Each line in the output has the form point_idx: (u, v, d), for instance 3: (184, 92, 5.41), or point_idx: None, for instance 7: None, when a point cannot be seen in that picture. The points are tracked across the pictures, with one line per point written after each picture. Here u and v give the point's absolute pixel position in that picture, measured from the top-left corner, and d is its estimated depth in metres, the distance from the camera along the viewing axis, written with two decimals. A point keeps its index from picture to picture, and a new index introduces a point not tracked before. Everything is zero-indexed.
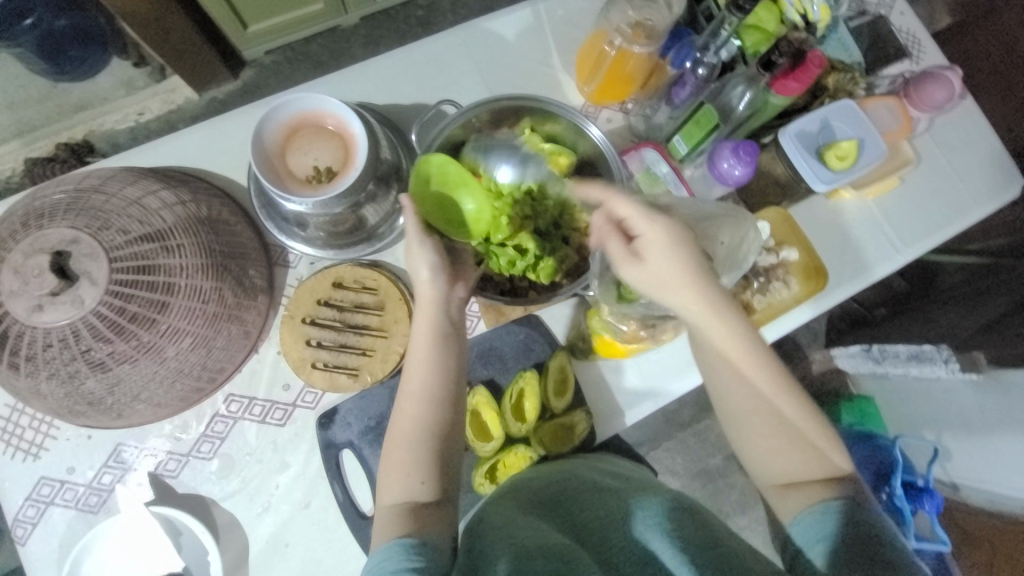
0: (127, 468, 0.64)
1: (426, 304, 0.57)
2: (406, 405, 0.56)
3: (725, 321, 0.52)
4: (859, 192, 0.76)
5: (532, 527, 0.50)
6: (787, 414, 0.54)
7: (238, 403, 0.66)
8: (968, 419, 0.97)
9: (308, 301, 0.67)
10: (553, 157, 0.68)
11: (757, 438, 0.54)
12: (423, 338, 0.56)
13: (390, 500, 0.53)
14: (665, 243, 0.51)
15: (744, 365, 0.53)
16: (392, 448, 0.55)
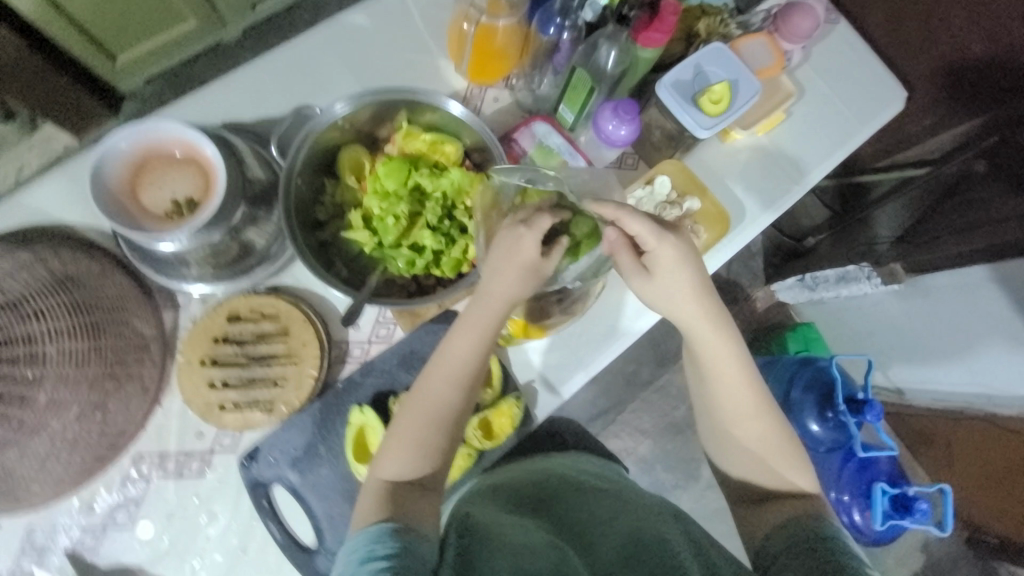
0: (41, 553, 0.60)
1: (486, 301, 0.54)
2: (419, 403, 0.55)
3: (729, 337, 0.56)
4: (749, 130, 0.77)
5: (532, 542, 0.52)
6: (771, 430, 0.58)
7: (149, 461, 0.62)
8: (900, 330, 1.05)
9: (205, 341, 0.63)
10: (437, 147, 0.66)
11: (753, 443, 0.58)
12: (471, 338, 0.54)
13: (383, 476, 0.53)
14: (670, 262, 0.54)
15: (746, 372, 0.57)
16: (392, 442, 0.54)
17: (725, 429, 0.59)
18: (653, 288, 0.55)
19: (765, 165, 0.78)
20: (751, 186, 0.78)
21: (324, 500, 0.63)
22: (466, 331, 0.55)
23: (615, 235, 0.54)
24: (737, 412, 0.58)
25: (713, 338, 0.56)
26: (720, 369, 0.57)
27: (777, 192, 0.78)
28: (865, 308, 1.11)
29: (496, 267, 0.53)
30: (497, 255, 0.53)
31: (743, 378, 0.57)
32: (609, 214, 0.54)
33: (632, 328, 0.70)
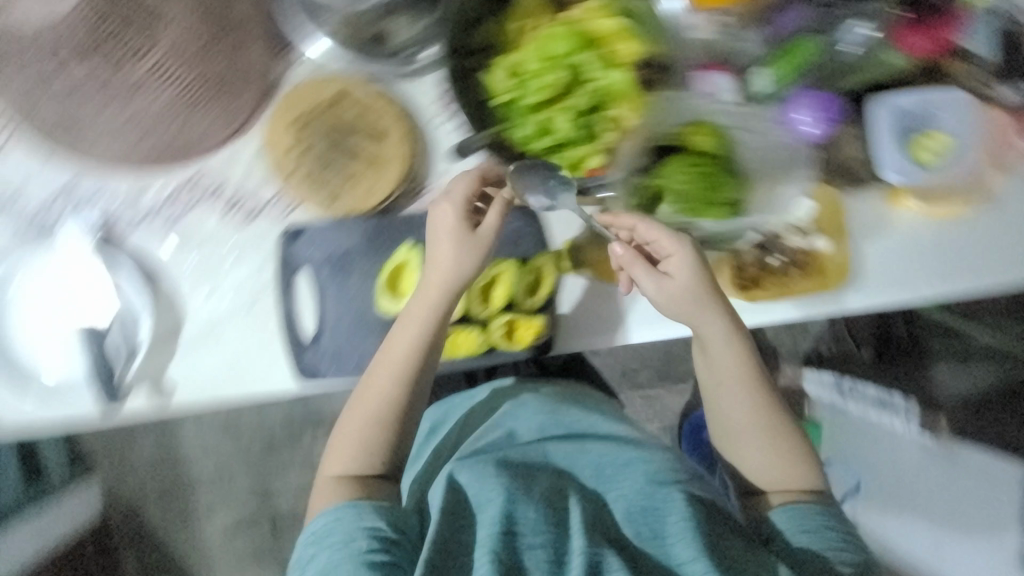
0: (80, 206, 0.61)
1: (432, 291, 0.58)
2: (362, 404, 0.62)
3: (740, 352, 0.61)
4: (922, 206, 0.65)
5: (496, 494, 0.60)
6: (771, 437, 0.64)
7: (207, 183, 0.62)
8: (900, 474, 0.96)
9: (306, 102, 0.60)
10: (621, 37, 0.59)
11: (761, 455, 0.64)
12: (410, 324, 0.58)
13: (334, 473, 0.62)
14: (687, 271, 0.58)
15: (746, 386, 0.63)
16: (344, 447, 0.63)
17: (730, 441, 0.66)
18: (682, 308, 0.58)
19: (918, 250, 0.66)
20: (889, 263, 0.66)
21: (338, 307, 0.64)
22: (402, 327, 0.59)
23: (623, 252, 0.58)
24: (743, 425, 0.64)
25: (723, 355, 0.62)
26: (724, 386, 0.64)
27: (907, 284, 0.67)
28: (875, 438, 1.01)
29: (438, 257, 0.58)
30: (434, 244, 0.58)
31: (740, 392, 0.63)
32: (626, 221, 0.59)
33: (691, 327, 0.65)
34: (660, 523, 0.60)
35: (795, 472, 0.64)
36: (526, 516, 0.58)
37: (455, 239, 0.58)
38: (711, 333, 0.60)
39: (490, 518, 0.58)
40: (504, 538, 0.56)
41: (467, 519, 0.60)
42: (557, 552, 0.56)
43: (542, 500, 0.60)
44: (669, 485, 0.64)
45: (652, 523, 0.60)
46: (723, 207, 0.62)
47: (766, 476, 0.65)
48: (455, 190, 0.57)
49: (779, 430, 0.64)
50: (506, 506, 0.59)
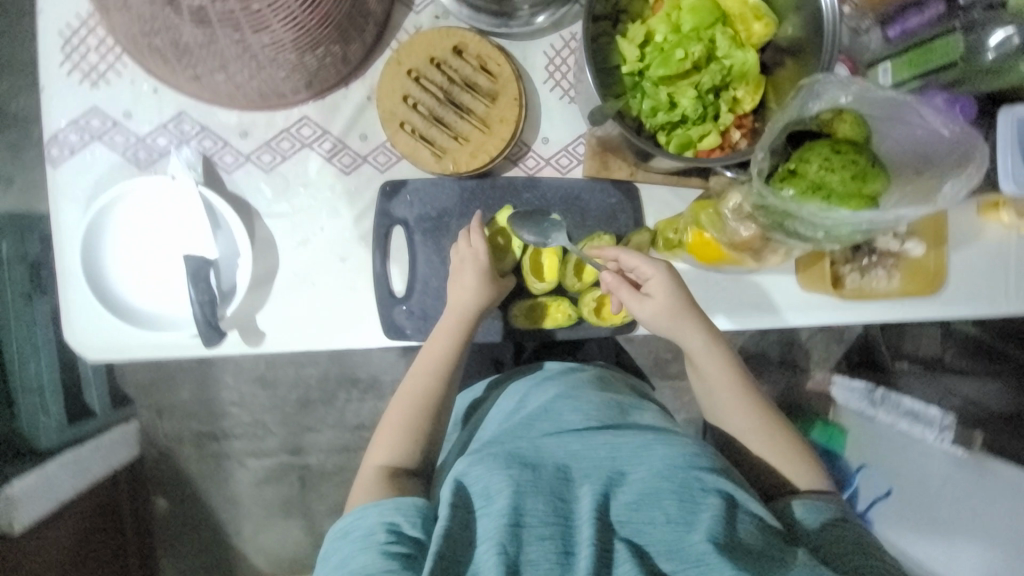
0: (182, 140, 0.59)
1: (459, 303, 0.59)
2: (400, 403, 0.58)
3: (727, 358, 0.59)
4: (1016, 224, 0.68)
5: (502, 477, 0.46)
6: (775, 439, 0.58)
7: (311, 129, 0.61)
8: (928, 485, 0.92)
9: (421, 54, 0.59)
10: (751, 17, 0.56)
11: (772, 458, 0.58)
12: (440, 336, 0.59)
13: (377, 462, 0.55)
14: (673, 285, 0.57)
15: (740, 391, 0.59)
16: (381, 437, 0.57)
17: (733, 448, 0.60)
18: (673, 320, 0.57)
19: (1001, 270, 0.69)
20: (976, 278, 0.69)
21: (428, 266, 0.63)
22: (432, 341, 0.60)
23: (611, 278, 0.58)
24: (743, 431, 0.59)
25: (711, 362, 0.59)
26: (716, 395, 0.60)
27: (989, 301, 0.70)
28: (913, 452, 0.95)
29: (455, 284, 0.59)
30: (460, 267, 0.59)
31: (738, 398, 0.59)
32: (609, 254, 0.59)
33: (778, 317, 0.67)
34: (689, 527, 0.44)
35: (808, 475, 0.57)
36: (533, 507, 0.44)
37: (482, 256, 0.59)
38: (699, 345, 0.58)
39: (502, 509, 0.44)
40: (519, 527, 0.43)
41: (473, 512, 0.45)
42: (564, 544, 0.43)
43: (551, 488, 0.46)
44: (689, 473, 0.47)
45: (682, 518, 0.45)
46: (866, 201, 0.47)
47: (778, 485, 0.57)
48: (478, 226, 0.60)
49: (773, 427, 0.59)
50: (515, 498, 0.44)
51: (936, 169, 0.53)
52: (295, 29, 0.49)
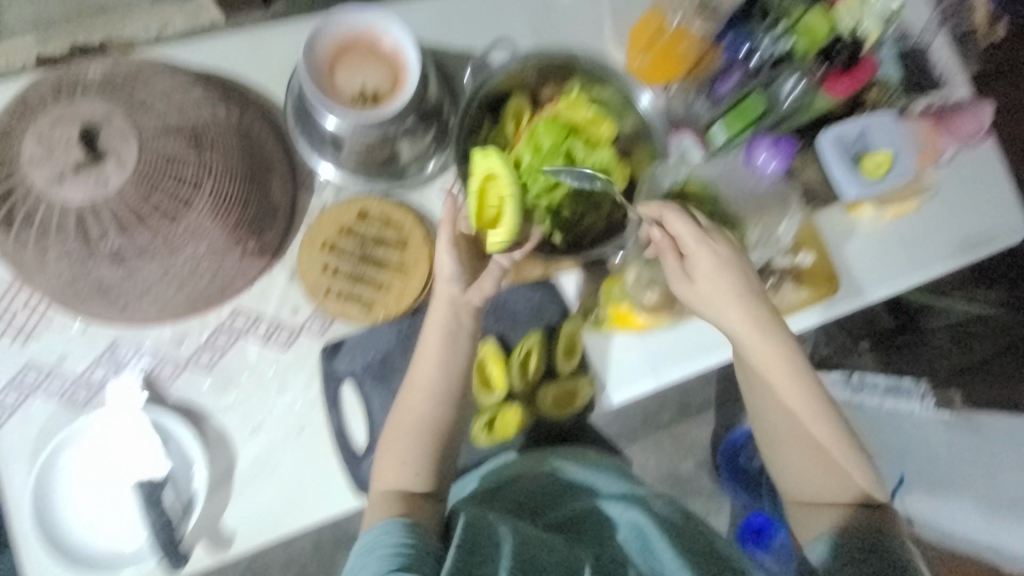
0: (119, 367, 0.62)
1: (441, 303, 0.61)
2: (400, 426, 0.60)
3: (796, 367, 0.63)
4: (880, 210, 0.78)
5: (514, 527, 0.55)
6: (812, 426, 0.64)
7: (244, 318, 0.64)
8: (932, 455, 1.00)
9: (331, 227, 0.66)
10: (596, 122, 0.67)
11: (804, 452, 0.65)
12: (432, 354, 0.61)
13: (383, 488, 0.59)
14: (732, 293, 0.61)
15: (804, 395, 0.64)
16: (386, 452, 0.60)
17: (772, 444, 0.66)
18: (740, 319, 0.61)
19: (883, 251, 0.80)
20: (865, 264, 0.79)
21: (384, 411, 0.65)
22: (427, 330, 0.61)
23: (662, 238, 0.61)
24: (781, 435, 0.65)
25: (769, 361, 0.63)
26: (772, 377, 0.64)
27: (885, 278, 0.79)
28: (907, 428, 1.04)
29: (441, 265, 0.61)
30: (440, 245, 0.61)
31: (797, 397, 0.64)
32: (655, 210, 0.61)
33: (718, 354, 0.71)
34: (653, 550, 0.59)
35: (837, 487, 0.64)
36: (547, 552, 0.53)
37: (460, 274, 0.61)
38: (767, 355, 0.63)
39: (524, 549, 0.53)
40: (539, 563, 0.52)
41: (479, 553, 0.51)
42: None
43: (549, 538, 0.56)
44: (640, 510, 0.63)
45: (643, 545, 0.60)
46: (725, 252, 0.59)
47: (804, 493, 0.65)
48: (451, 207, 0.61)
49: (803, 432, 0.64)
50: (520, 539, 0.53)
51: (770, 210, 0.71)
52: (208, 241, 0.58)
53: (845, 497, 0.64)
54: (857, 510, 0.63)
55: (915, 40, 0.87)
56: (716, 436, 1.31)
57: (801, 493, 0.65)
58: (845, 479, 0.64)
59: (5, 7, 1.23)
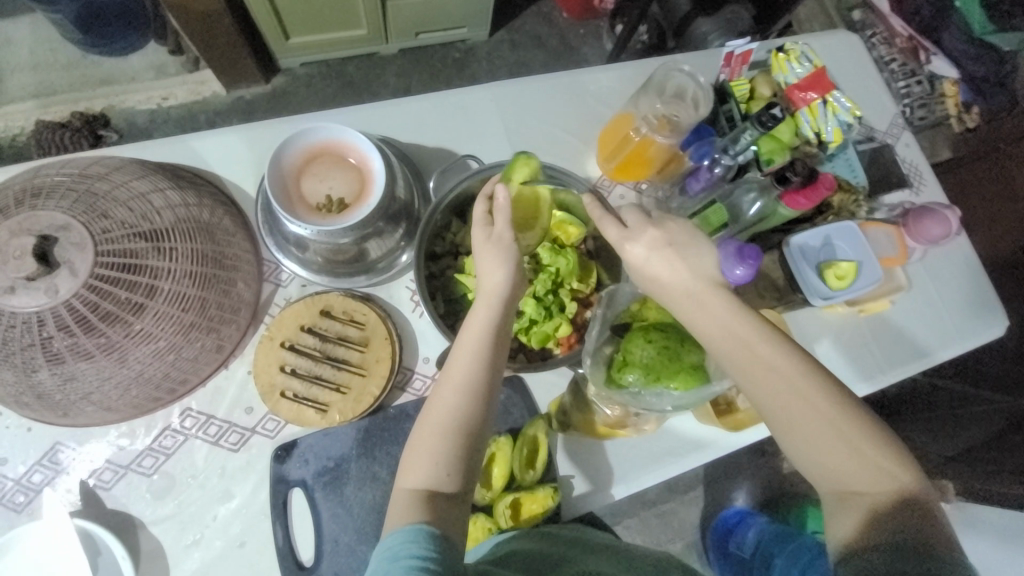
0: (58, 471, 0.60)
1: (489, 296, 0.55)
2: (433, 419, 0.52)
3: (771, 356, 0.51)
4: (851, 309, 0.78)
5: None
6: (825, 420, 0.50)
7: (193, 419, 0.63)
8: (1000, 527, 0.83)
9: (291, 325, 0.65)
10: (563, 226, 0.67)
11: (824, 457, 0.50)
12: (468, 347, 0.53)
13: (412, 485, 0.50)
14: (680, 276, 0.54)
15: (789, 383, 0.50)
16: (416, 450, 0.52)
17: (784, 441, 0.52)
18: (696, 310, 0.54)
19: (857, 349, 0.78)
20: (836, 363, 0.78)
21: (334, 522, 0.61)
22: (468, 331, 0.54)
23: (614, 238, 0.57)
24: (790, 424, 0.50)
25: (736, 347, 0.52)
26: (753, 363, 0.51)
27: (860, 376, 0.78)
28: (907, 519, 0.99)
29: (487, 264, 0.56)
30: (488, 249, 0.56)
31: (779, 388, 0.50)
32: (596, 214, 0.59)
33: (688, 460, 0.69)
34: None
35: (873, 469, 0.48)
36: None
37: (510, 284, 0.55)
38: (725, 334, 0.52)
39: None
40: None
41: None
42: None
43: None
44: None
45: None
46: (691, 373, 0.55)
47: (836, 483, 0.49)
48: (506, 202, 0.57)
49: (824, 430, 0.50)
50: None
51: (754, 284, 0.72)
52: (160, 343, 0.56)
53: (886, 486, 0.48)
54: (897, 508, 0.47)
55: (884, 138, 0.89)
56: (706, 517, 1.23)
57: (829, 482, 0.50)
58: (881, 461, 0.48)
59: (9, 73, 1.26)
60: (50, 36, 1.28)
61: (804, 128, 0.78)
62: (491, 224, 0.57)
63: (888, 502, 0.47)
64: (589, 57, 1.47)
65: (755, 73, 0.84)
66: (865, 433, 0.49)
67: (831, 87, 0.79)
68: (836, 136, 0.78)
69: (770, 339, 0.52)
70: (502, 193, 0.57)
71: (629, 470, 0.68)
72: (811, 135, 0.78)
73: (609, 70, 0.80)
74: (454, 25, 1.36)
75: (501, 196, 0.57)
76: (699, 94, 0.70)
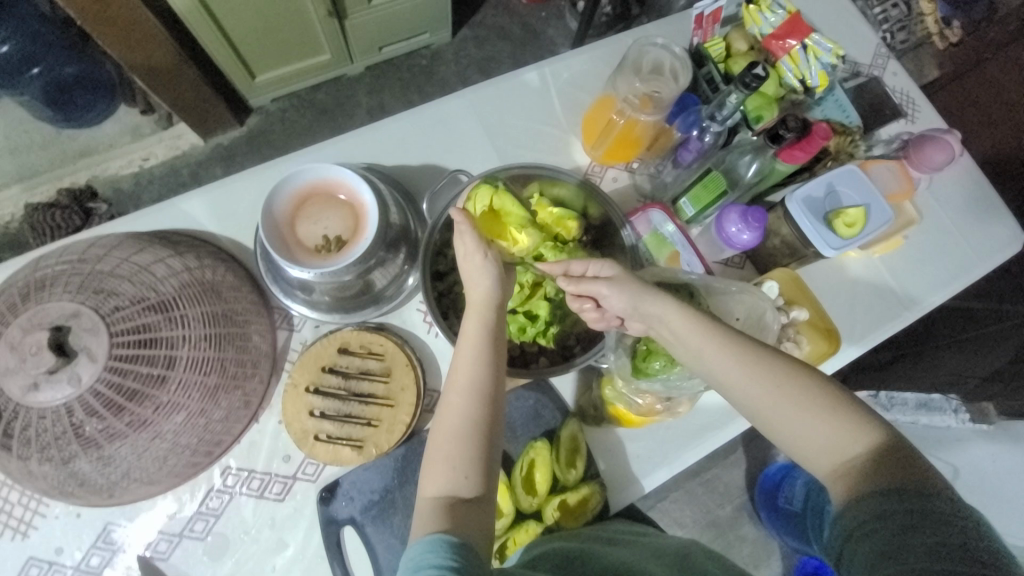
0: (115, 550, 0.61)
1: (479, 305, 0.56)
2: (442, 431, 0.52)
3: (726, 338, 0.52)
4: (865, 252, 0.77)
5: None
6: (787, 391, 0.50)
7: (235, 476, 0.64)
8: None
9: (313, 368, 0.65)
10: (562, 222, 0.66)
11: (798, 427, 0.50)
12: (468, 357, 0.54)
13: (433, 493, 0.50)
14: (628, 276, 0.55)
15: (743, 359, 0.51)
16: (432, 461, 0.51)
17: (757, 419, 0.52)
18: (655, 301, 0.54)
19: (878, 291, 0.77)
20: (859, 309, 0.76)
21: (389, 554, 0.62)
22: (464, 342, 0.55)
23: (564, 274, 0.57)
24: (757, 400, 0.51)
25: (691, 336, 0.52)
26: (712, 349, 0.52)
27: (885, 316, 0.77)
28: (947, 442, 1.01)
29: (471, 275, 0.57)
30: (470, 256, 0.56)
31: (740, 368, 0.51)
32: (559, 267, 0.58)
33: (724, 433, 0.69)
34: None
35: (847, 429, 0.48)
36: None
37: (499, 288, 0.56)
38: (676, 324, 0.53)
39: None
40: None
41: None
42: None
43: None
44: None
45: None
46: None
47: (817, 449, 0.49)
48: (466, 222, 0.56)
49: (790, 398, 0.50)
50: None
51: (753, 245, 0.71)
52: (187, 410, 0.56)
53: (862, 443, 0.48)
54: (878, 462, 0.46)
55: (871, 71, 0.86)
56: (751, 477, 1.22)
57: (811, 449, 0.49)
58: (848, 420, 0.49)
59: None
60: (21, 118, 1.28)
61: (788, 77, 0.77)
62: (459, 241, 0.57)
63: (866, 459, 0.47)
64: (555, 39, 1.45)
65: (728, 29, 0.81)
66: (831, 396, 0.50)
67: (808, 31, 0.77)
68: (822, 80, 0.76)
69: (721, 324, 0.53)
70: (459, 216, 0.55)
71: (669, 452, 0.68)
72: (796, 82, 0.77)
73: (580, 55, 0.79)
74: (416, 33, 1.34)
75: (456, 216, 0.55)
76: (676, 64, 0.68)
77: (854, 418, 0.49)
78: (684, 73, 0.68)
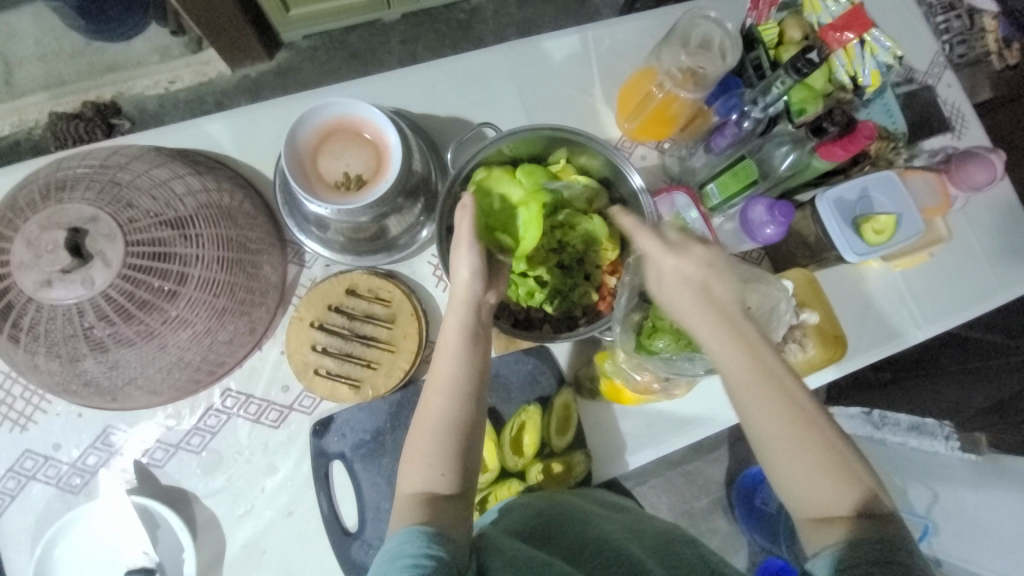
0: (112, 452, 0.64)
1: (456, 302, 0.55)
2: (422, 426, 0.52)
3: (768, 370, 0.49)
4: (886, 264, 0.75)
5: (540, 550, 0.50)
6: (805, 433, 0.48)
7: (234, 399, 0.65)
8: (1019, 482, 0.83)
9: (319, 305, 0.66)
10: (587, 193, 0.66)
11: (799, 465, 0.48)
12: (448, 353, 0.53)
13: (410, 489, 0.50)
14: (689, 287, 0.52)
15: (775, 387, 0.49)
16: (412, 456, 0.51)
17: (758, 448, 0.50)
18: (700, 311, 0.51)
19: (893, 304, 0.76)
20: (871, 321, 0.75)
21: (374, 492, 0.63)
22: (443, 338, 0.54)
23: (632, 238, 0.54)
24: (773, 437, 0.49)
25: (731, 350, 0.50)
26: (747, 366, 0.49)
27: (896, 330, 0.76)
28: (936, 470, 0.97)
29: (455, 267, 0.55)
30: (456, 247, 0.55)
31: (770, 396, 0.49)
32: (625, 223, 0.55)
33: (716, 422, 0.69)
34: None
35: (846, 484, 0.48)
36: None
37: (478, 287, 0.55)
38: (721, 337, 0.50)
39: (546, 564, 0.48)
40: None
41: None
42: None
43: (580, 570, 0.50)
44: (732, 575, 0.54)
45: None
46: None
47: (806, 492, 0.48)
48: (472, 208, 0.54)
49: (809, 439, 0.48)
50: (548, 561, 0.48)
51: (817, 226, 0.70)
52: (191, 329, 0.57)
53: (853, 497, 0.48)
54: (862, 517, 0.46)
55: (926, 79, 0.83)
56: (732, 475, 1.24)
57: (808, 491, 0.48)
58: (848, 473, 0.48)
59: (15, 64, 1.25)
60: (51, 23, 1.26)
61: (838, 72, 0.73)
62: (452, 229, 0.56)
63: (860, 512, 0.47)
64: (600, 8, 1.40)
65: (784, 15, 0.78)
66: (842, 448, 0.49)
67: (869, 25, 0.72)
68: (875, 79, 0.73)
69: (765, 351, 0.50)
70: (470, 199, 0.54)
71: (659, 433, 0.69)
72: (846, 79, 0.73)
73: (626, 22, 0.76)
74: None
75: (466, 198, 0.53)
76: (726, 42, 0.66)
77: (853, 472, 0.48)
78: (732, 52, 0.66)
